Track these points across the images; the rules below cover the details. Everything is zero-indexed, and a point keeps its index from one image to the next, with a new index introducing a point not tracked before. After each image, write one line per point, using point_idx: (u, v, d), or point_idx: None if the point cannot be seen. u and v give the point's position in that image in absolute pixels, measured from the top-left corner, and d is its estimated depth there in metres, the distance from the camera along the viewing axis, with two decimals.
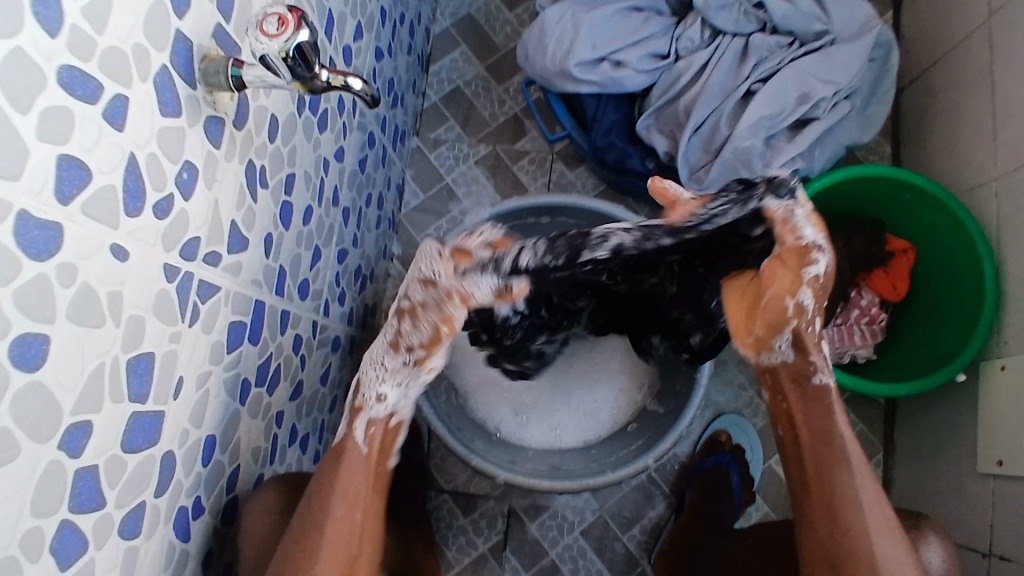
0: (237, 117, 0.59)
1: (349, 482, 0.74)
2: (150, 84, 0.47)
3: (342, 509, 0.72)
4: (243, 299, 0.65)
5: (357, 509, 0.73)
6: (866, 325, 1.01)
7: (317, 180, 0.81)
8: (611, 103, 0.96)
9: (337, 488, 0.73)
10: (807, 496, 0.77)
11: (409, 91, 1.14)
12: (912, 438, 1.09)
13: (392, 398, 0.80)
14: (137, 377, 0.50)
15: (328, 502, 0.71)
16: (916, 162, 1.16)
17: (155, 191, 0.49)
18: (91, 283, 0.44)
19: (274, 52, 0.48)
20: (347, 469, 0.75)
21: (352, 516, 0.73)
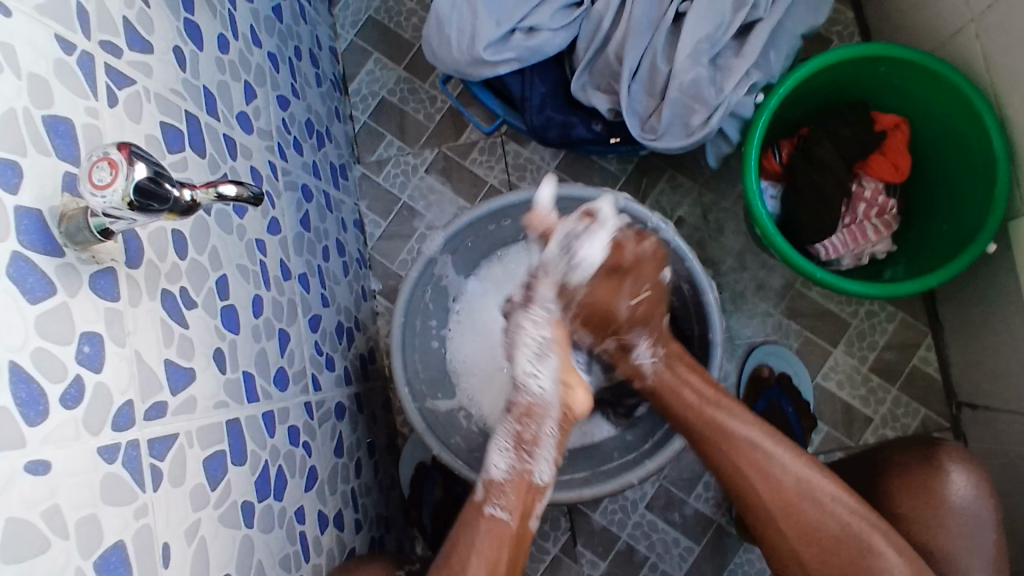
0: (131, 255, 0.55)
1: (496, 545, 0.73)
2: (3, 279, 0.43)
3: (485, 565, 0.72)
4: (212, 429, 0.61)
5: (503, 570, 0.72)
6: (877, 217, 0.92)
7: (256, 266, 0.75)
8: (537, 74, 0.88)
9: (475, 548, 0.72)
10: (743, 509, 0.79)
11: (334, 122, 1.07)
12: (958, 314, 1.00)
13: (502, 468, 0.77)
14: (111, 573, 0.47)
15: (469, 557, 0.72)
16: (884, 19, 1.06)
17: (54, 385, 0.45)
18: (14, 513, 0.41)
19: (116, 202, 0.42)
20: (493, 532, 0.74)
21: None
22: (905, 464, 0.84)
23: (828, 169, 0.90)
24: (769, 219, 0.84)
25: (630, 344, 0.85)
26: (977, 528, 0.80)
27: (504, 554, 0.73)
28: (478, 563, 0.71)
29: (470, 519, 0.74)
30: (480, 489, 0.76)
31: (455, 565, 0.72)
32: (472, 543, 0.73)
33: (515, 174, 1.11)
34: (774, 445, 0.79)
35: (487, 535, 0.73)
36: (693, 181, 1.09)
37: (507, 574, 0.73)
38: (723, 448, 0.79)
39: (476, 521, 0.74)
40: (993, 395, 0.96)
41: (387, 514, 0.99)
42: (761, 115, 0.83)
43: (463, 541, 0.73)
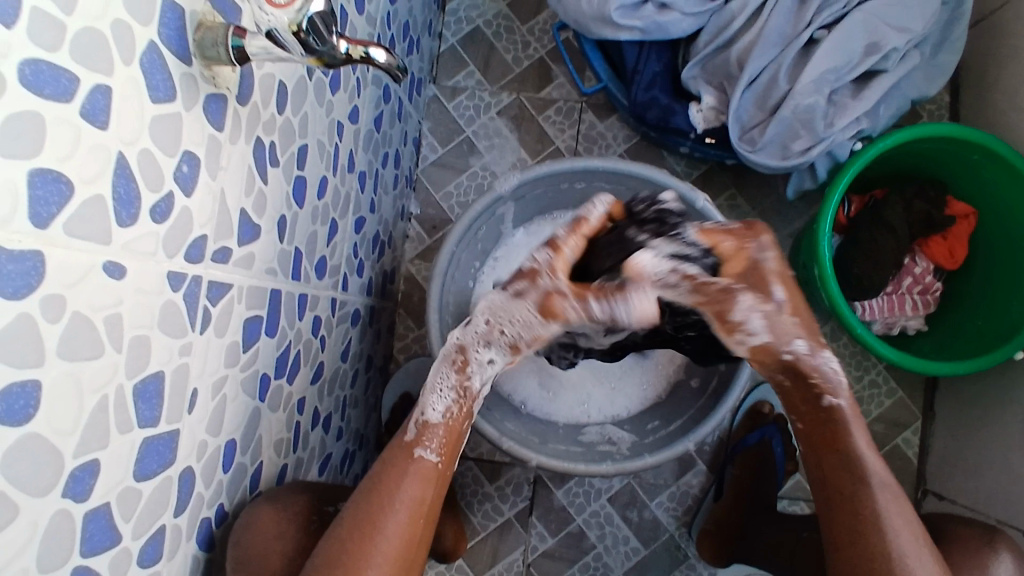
0: (242, 92, 0.52)
1: (423, 489, 0.67)
2: (135, 67, 0.40)
3: (405, 512, 0.65)
4: (258, 292, 0.59)
5: (423, 514, 0.66)
6: (919, 294, 0.95)
7: (331, 147, 0.73)
8: (655, 52, 0.87)
9: (400, 492, 0.65)
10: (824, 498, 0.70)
11: (425, 34, 1.04)
12: (955, 408, 1.04)
13: (438, 406, 0.70)
14: (145, 401, 0.45)
15: (393, 497, 0.65)
16: (979, 113, 1.07)
17: (150, 193, 0.42)
18: (84, 311, 0.38)
19: (283, 25, 0.41)
20: (420, 475, 0.67)
21: (416, 522, 0.65)
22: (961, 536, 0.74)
23: (891, 233, 0.92)
24: (830, 262, 0.86)
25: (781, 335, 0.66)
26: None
27: (428, 497, 0.67)
28: (399, 505, 0.65)
29: (396, 456, 0.68)
30: (413, 429, 0.69)
31: (378, 502, 0.64)
32: (398, 483, 0.66)
33: (583, 144, 1.09)
34: (859, 427, 0.69)
35: (413, 476, 0.67)
36: (751, 206, 1.09)
37: (425, 527, 0.66)
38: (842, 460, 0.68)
39: (405, 459, 0.68)
40: (962, 490, 0.99)
41: (363, 432, 0.98)
42: (855, 162, 0.83)
43: (387, 479, 0.66)
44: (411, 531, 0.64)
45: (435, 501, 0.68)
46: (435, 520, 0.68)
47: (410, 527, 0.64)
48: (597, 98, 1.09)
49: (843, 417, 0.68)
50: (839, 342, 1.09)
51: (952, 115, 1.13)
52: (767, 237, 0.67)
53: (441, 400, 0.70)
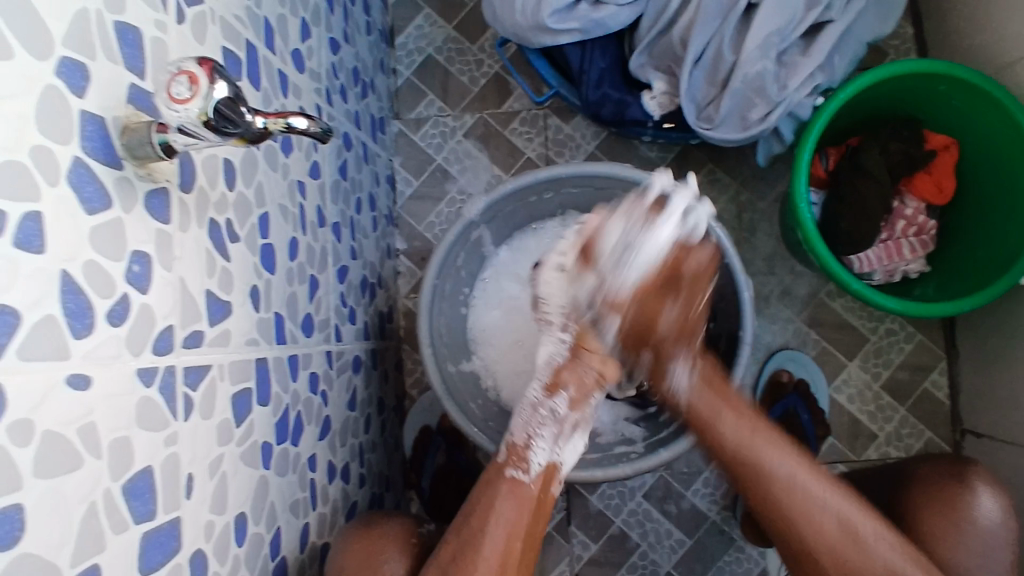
0: (184, 179, 0.53)
1: (519, 508, 0.74)
2: (63, 184, 0.41)
3: (503, 533, 0.72)
4: (242, 365, 0.60)
5: (521, 535, 0.72)
6: (914, 236, 0.95)
7: (295, 208, 0.74)
8: (598, 48, 0.88)
9: (496, 514, 0.73)
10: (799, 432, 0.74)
11: (378, 73, 1.05)
12: (978, 342, 1.01)
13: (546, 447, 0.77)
14: (138, 498, 0.46)
15: (488, 521, 0.72)
16: (945, 40, 1.04)
17: (103, 300, 0.44)
18: (56, 428, 0.40)
19: (193, 118, 0.41)
20: (514, 498, 0.74)
21: (514, 543, 0.72)
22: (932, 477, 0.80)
23: (875, 184, 0.91)
24: (812, 224, 0.86)
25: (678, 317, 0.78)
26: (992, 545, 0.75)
27: (525, 517, 0.73)
28: (496, 527, 0.72)
29: (492, 479, 0.76)
30: (505, 451, 0.78)
31: (478, 523, 0.72)
32: (494, 506, 0.73)
33: (553, 149, 1.09)
34: None
35: (508, 496, 0.74)
36: (732, 177, 1.08)
37: (523, 550, 0.73)
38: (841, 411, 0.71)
39: (496, 483, 0.75)
40: (999, 425, 0.97)
41: (388, 473, 0.99)
42: (819, 119, 0.84)
43: (482, 503, 0.74)
44: (509, 549, 0.71)
45: (532, 527, 0.74)
46: (533, 543, 0.74)
47: (507, 545, 0.71)
48: (558, 101, 1.09)
49: None
50: (847, 297, 1.07)
51: (919, 46, 1.10)
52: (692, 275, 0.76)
53: (546, 433, 0.77)
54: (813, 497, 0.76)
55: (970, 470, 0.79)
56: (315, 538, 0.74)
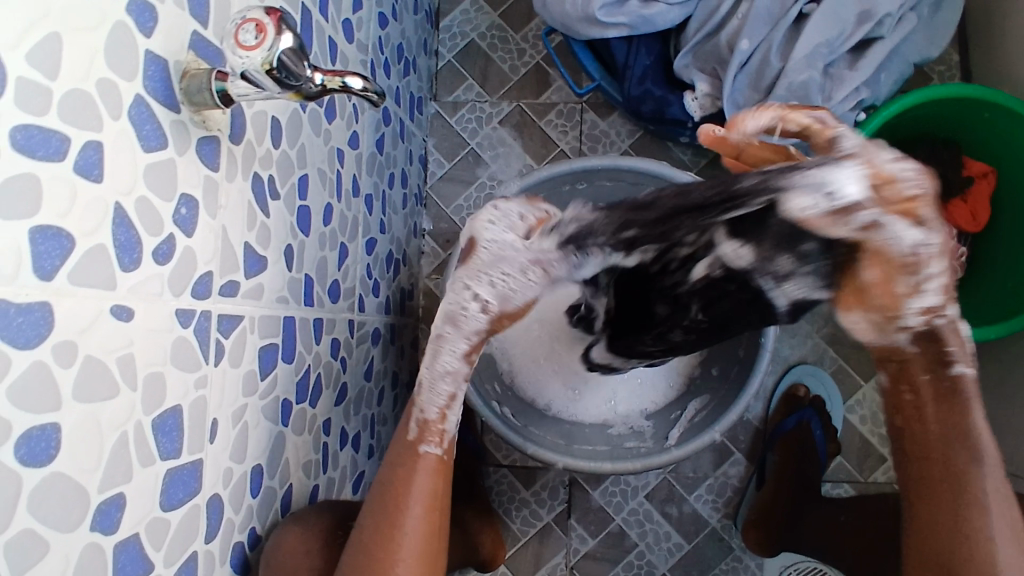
0: (234, 131, 0.54)
1: (435, 481, 0.68)
2: (125, 120, 0.42)
3: (422, 507, 0.66)
4: (271, 320, 0.61)
5: (438, 506, 0.67)
6: (944, 262, 0.95)
7: (333, 174, 0.75)
8: (644, 45, 0.89)
9: (414, 488, 0.67)
10: (908, 483, 0.67)
11: (421, 53, 1.06)
12: (998, 375, 1.01)
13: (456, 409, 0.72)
14: (165, 435, 0.47)
15: (408, 494, 0.66)
16: (991, 70, 1.04)
17: (151, 238, 0.45)
18: (96, 355, 0.41)
19: (256, 66, 0.42)
20: (429, 470, 0.68)
21: (432, 514, 0.66)
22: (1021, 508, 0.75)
23: None
24: None
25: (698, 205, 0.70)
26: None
27: (441, 490, 0.68)
28: (415, 500, 0.66)
29: (401, 461, 0.69)
30: (415, 430, 0.71)
31: (393, 503, 0.65)
32: (410, 482, 0.67)
33: (587, 144, 1.10)
34: (979, 404, 0.65)
35: (424, 473, 0.68)
36: None
37: (441, 522, 0.67)
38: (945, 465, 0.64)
39: (411, 461, 0.69)
40: (1012, 459, 0.96)
41: None
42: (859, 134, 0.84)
43: (399, 476, 0.68)
44: (430, 524, 0.66)
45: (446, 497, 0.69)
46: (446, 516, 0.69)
47: (427, 520, 0.66)
48: (596, 97, 1.10)
49: (966, 388, 0.65)
50: None
51: (963, 74, 1.10)
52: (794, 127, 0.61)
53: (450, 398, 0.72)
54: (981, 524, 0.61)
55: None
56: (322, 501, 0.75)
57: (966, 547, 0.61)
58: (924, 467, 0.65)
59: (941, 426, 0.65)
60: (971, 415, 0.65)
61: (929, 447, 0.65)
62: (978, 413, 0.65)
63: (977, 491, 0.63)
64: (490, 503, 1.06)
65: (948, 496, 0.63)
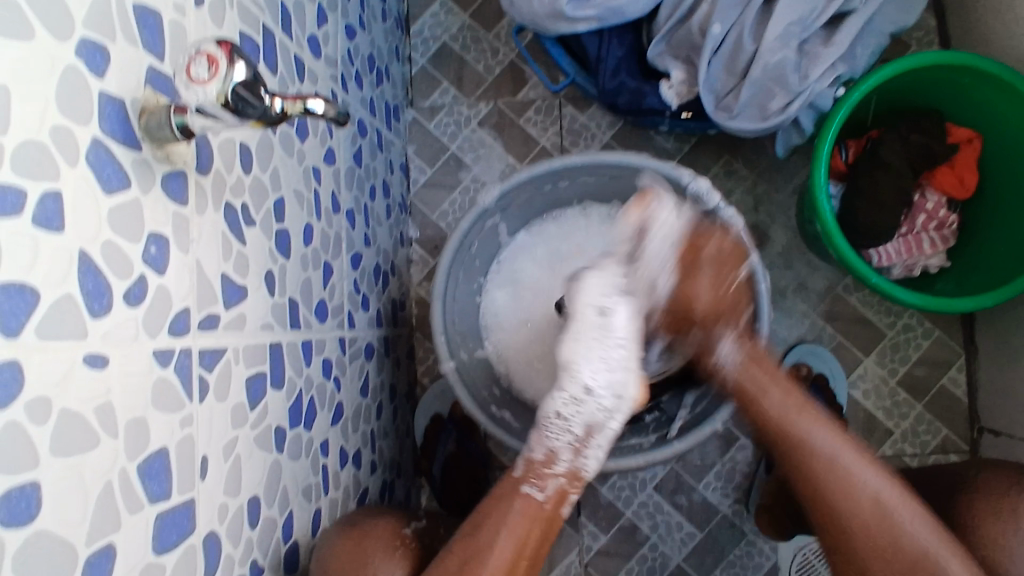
0: (201, 162, 0.53)
1: (527, 526, 0.71)
2: (83, 165, 0.41)
3: (511, 545, 0.69)
4: (257, 349, 0.61)
5: (529, 551, 0.70)
6: (935, 230, 0.94)
7: (310, 193, 0.74)
8: (615, 37, 0.88)
9: (508, 524, 0.70)
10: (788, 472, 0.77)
11: (394, 60, 1.04)
12: (996, 341, 1.00)
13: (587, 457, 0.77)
14: (153, 478, 0.47)
15: (498, 533, 0.70)
16: (969, 32, 1.03)
17: (121, 281, 0.44)
18: (73, 407, 0.40)
19: (211, 100, 0.42)
20: (525, 510, 0.72)
21: (521, 561, 0.70)
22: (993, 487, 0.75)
23: (896, 178, 0.91)
24: (832, 217, 0.85)
25: (713, 342, 0.83)
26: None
27: (535, 532, 0.71)
28: (505, 545, 0.69)
29: (504, 494, 0.73)
30: (521, 467, 0.75)
31: (483, 539, 0.69)
32: (504, 518, 0.71)
33: (568, 139, 1.09)
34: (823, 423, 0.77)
35: (521, 512, 0.72)
36: (749, 168, 1.07)
37: (527, 569, 0.70)
38: (793, 448, 0.76)
39: (511, 496, 0.73)
40: (1018, 424, 0.95)
41: (399, 460, 0.99)
42: (839, 110, 0.83)
43: (491, 517, 0.71)
44: (514, 567, 0.69)
45: (534, 552, 0.71)
46: (536, 563, 0.72)
47: (517, 553, 0.69)
48: (574, 90, 1.09)
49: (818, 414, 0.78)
50: (864, 291, 1.06)
51: (942, 38, 1.08)
52: (714, 243, 0.81)
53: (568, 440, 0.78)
54: (857, 470, 0.74)
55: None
56: (327, 523, 0.74)
57: (824, 484, 0.74)
58: (782, 441, 0.77)
59: (802, 435, 0.76)
60: (817, 445, 0.75)
61: (789, 445, 0.76)
62: (826, 429, 0.76)
63: (835, 462, 0.74)
64: None
65: (810, 473, 0.75)
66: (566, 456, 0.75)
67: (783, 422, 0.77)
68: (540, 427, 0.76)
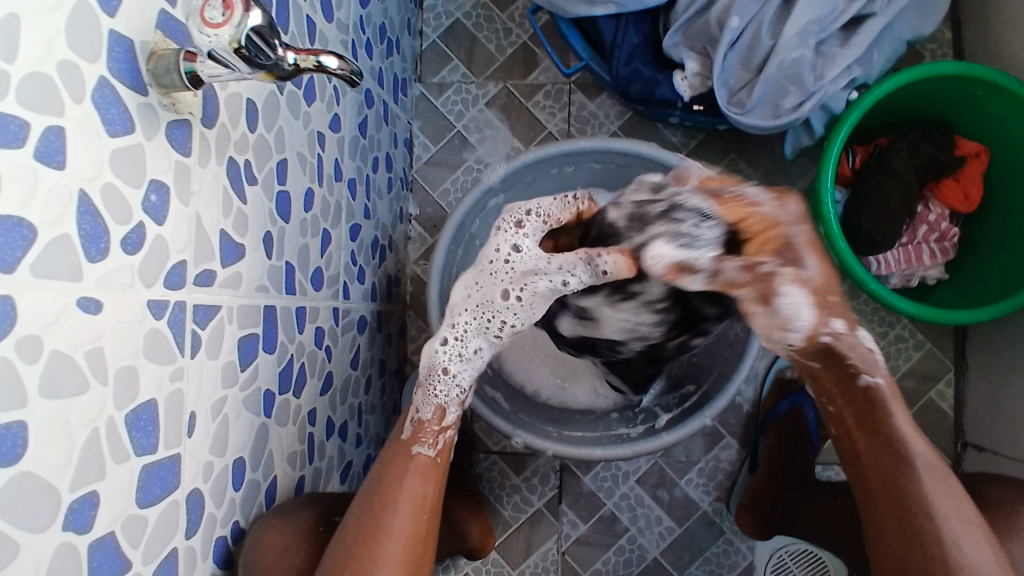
0: (207, 114, 0.52)
1: (424, 482, 0.69)
2: (88, 104, 0.40)
3: (410, 507, 0.67)
4: (250, 310, 0.60)
5: (428, 510, 0.68)
6: (936, 242, 0.95)
7: (314, 158, 0.73)
8: (632, 24, 0.87)
9: (405, 489, 0.67)
10: (862, 489, 0.70)
11: (405, 33, 1.03)
12: (988, 356, 1.01)
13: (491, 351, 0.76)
14: (139, 430, 0.46)
15: (397, 494, 0.67)
16: (984, 47, 1.03)
17: (119, 226, 0.43)
18: (64, 349, 0.39)
19: (224, 45, 0.41)
20: (418, 470, 0.69)
21: (421, 518, 0.67)
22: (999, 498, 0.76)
23: (902, 187, 0.91)
24: (835, 220, 0.85)
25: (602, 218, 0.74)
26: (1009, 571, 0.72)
27: (429, 493, 0.69)
28: (405, 499, 0.67)
29: (397, 458, 0.70)
30: (409, 430, 0.72)
31: (383, 500, 0.66)
32: (400, 482, 0.68)
33: (576, 126, 1.08)
34: (899, 406, 0.69)
35: (413, 473, 0.69)
36: (754, 169, 1.07)
37: (429, 527, 0.68)
38: (905, 473, 0.66)
39: (403, 460, 0.70)
40: (1003, 440, 0.96)
41: (384, 436, 0.99)
42: (850, 114, 0.83)
43: (387, 479, 0.68)
44: (417, 525, 0.66)
45: (436, 499, 0.70)
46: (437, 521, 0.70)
47: (416, 521, 0.66)
48: (585, 77, 1.08)
49: (882, 398, 0.68)
50: (859, 300, 1.06)
51: (955, 51, 1.08)
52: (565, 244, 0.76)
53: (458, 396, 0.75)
54: (933, 500, 0.65)
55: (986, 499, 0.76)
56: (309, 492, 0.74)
57: (903, 481, 0.66)
58: (878, 472, 0.68)
59: (888, 444, 0.68)
60: (899, 430, 0.68)
61: (890, 474, 0.67)
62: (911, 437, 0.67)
63: (925, 490, 0.66)
64: (480, 490, 1.05)
65: (901, 512, 0.66)
66: (455, 409, 0.74)
67: (892, 476, 0.67)
68: (421, 384, 0.75)
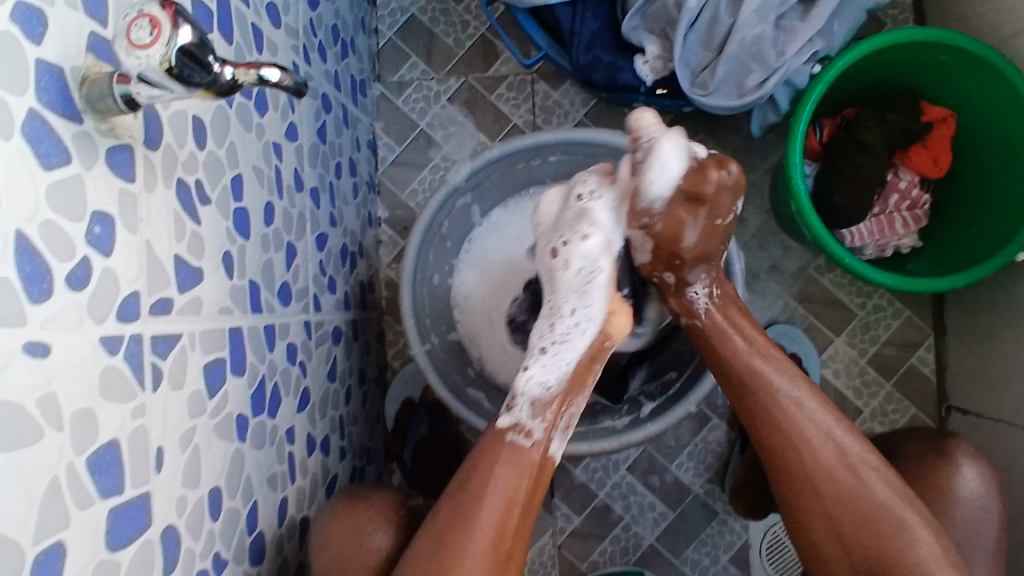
0: (150, 136, 0.50)
1: (519, 473, 0.70)
2: (18, 139, 0.38)
3: (502, 499, 0.68)
4: (215, 334, 0.58)
5: (520, 502, 0.69)
6: (907, 210, 0.94)
7: (271, 170, 0.71)
8: (588, 10, 0.86)
9: (496, 479, 0.69)
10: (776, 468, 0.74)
11: (359, 33, 1.00)
12: (966, 319, 1.02)
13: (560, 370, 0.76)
14: (103, 473, 0.44)
15: (486, 483, 0.68)
16: (944, 10, 1.02)
17: (62, 263, 0.41)
18: (14, 399, 0.37)
19: (154, 66, 0.38)
20: (513, 460, 0.70)
21: (511, 510, 0.68)
22: (919, 454, 0.78)
23: (871, 158, 0.91)
24: (806, 196, 0.84)
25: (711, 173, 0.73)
26: (984, 519, 0.75)
27: (524, 485, 0.69)
28: (495, 493, 0.68)
29: (489, 444, 0.71)
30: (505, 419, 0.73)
31: (469, 490, 0.68)
32: (490, 469, 0.69)
33: (541, 116, 1.06)
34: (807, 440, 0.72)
35: (507, 459, 0.70)
36: (723, 149, 1.06)
37: (521, 516, 0.69)
38: (811, 501, 0.71)
39: (494, 448, 0.71)
40: (986, 402, 0.97)
41: (369, 445, 0.97)
42: (816, 88, 0.82)
43: (477, 468, 0.70)
44: (503, 516, 0.68)
45: (530, 492, 0.70)
46: (531, 511, 0.71)
47: (506, 512, 0.68)
48: (547, 67, 1.06)
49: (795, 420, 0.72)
50: (836, 272, 1.06)
51: (916, 16, 1.08)
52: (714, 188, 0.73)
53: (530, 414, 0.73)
54: (864, 485, 0.70)
55: (952, 446, 0.78)
56: (294, 512, 0.72)
57: (812, 491, 0.71)
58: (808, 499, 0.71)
59: (792, 454, 0.72)
60: (799, 462, 0.72)
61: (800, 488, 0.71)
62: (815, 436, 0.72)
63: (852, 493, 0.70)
64: None
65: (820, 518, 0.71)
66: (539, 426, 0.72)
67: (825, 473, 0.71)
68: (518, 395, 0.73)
